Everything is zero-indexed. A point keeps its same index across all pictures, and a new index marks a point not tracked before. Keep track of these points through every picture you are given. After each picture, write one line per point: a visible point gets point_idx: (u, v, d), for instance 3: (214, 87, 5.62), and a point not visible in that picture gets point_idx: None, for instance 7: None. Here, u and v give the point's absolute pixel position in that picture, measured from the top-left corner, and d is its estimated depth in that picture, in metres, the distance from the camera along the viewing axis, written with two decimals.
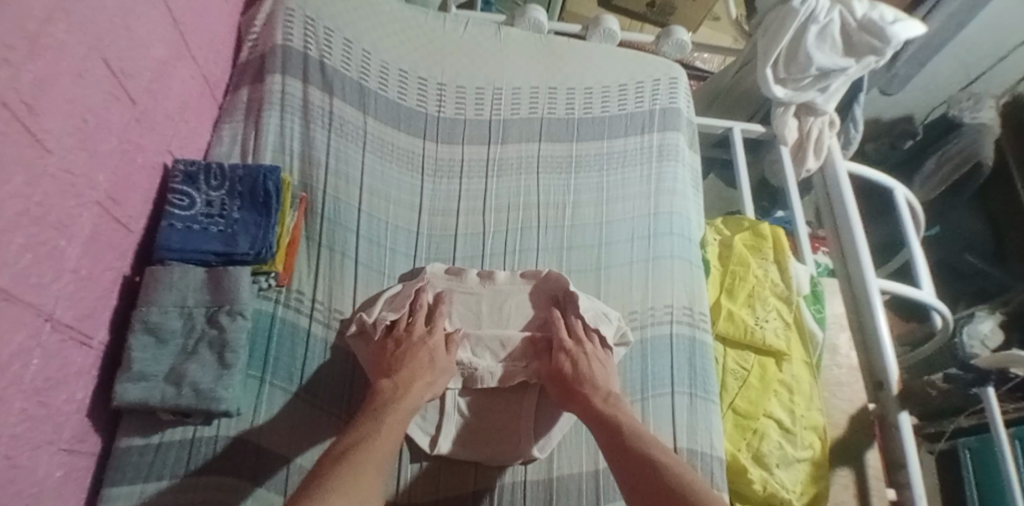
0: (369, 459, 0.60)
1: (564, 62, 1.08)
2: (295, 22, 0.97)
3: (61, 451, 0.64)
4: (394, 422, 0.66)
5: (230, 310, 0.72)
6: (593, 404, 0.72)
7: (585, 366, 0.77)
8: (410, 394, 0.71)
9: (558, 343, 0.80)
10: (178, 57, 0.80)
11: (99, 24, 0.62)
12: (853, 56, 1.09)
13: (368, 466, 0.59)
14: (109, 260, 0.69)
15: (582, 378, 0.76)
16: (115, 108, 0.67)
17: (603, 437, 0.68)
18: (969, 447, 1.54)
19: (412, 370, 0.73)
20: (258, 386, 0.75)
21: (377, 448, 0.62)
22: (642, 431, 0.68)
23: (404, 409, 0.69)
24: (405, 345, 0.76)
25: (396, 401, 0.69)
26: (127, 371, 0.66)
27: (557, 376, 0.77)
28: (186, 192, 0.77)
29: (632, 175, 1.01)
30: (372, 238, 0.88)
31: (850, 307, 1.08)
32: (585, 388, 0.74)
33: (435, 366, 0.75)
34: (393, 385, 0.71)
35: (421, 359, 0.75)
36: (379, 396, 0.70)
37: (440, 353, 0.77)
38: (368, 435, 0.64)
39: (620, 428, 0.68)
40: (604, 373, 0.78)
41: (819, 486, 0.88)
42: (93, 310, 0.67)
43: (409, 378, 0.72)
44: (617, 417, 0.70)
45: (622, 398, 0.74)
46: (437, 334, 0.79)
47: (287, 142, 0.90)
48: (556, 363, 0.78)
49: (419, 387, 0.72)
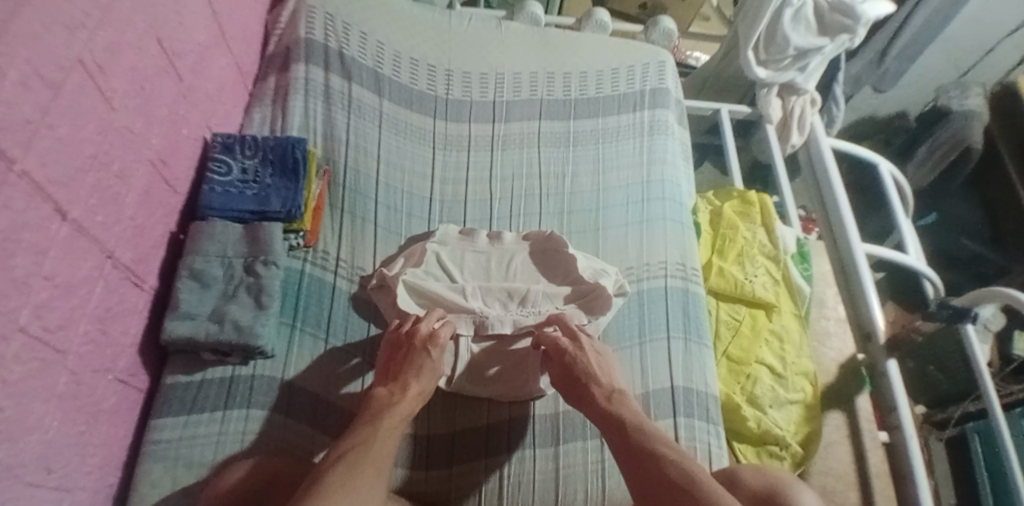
0: (368, 461, 0.62)
1: (561, 51, 1.18)
2: (317, 18, 1.07)
3: (116, 379, 0.72)
4: (391, 426, 0.68)
5: (265, 260, 0.81)
6: (597, 402, 0.73)
7: (586, 363, 0.77)
8: (404, 401, 0.71)
9: (555, 343, 0.80)
10: (217, 44, 0.91)
11: (156, 6, 0.73)
12: (827, 36, 1.19)
13: (367, 466, 0.61)
14: (159, 215, 0.79)
15: (588, 378, 0.76)
16: (166, 81, 0.77)
17: (612, 434, 0.69)
18: (976, 430, 1.48)
19: (409, 377, 0.74)
20: (289, 332, 0.83)
21: (376, 451, 0.64)
22: (646, 425, 0.68)
23: (399, 414, 0.70)
24: (406, 350, 0.77)
25: (391, 406, 0.70)
26: (175, 310, 0.75)
27: (561, 374, 0.78)
28: (224, 160, 0.87)
29: (625, 147, 1.09)
30: (390, 205, 0.97)
31: (837, 268, 1.15)
32: (589, 387, 0.75)
33: (434, 372, 0.76)
34: (390, 392, 0.72)
35: (420, 365, 0.75)
36: (376, 402, 0.71)
37: (439, 359, 0.77)
38: (367, 437, 0.65)
39: (624, 425, 0.69)
40: (605, 367, 0.78)
41: (811, 426, 0.94)
42: (146, 257, 0.76)
43: (405, 383, 0.73)
44: (623, 414, 0.70)
45: (627, 394, 0.74)
46: (438, 341, 0.78)
47: (311, 122, 1.00)
48: (559, 361, 0.78)
49: (413, 395, 0.72)
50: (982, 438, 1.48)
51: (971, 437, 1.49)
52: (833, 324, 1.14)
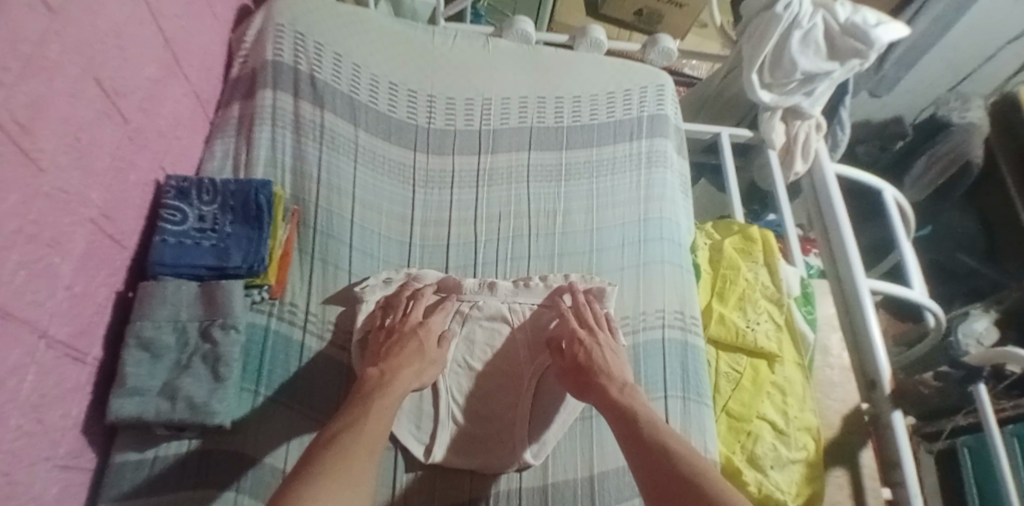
0: (361, 443, 0.60)
1: (553, 73, 1.09)
2: (285, 38, 0.98)
3: (58, 467, 0.64)
4: (383, 406, 0.66)
5: (223, 323, 0.74)
6: (608, 392, 0.72)
7: (599, 356, 0.76)
8: (399, 380, 0.70)
9: (571, 334, 0.80)
10: (171, 74, 0.82)
11: (91, 44, 0.64)
12: (837, 60, 1.11)
13: (358, 448, 0.59)
14: (104, 276, 0.71)
15: (599, 369, 0.75)
16: (108, 126, 0.68)
17: (620, 427, 0.67)
18: (966, 445, 1.42)
19: (400, 360, 0.73)
20: (252, 399, 0.75)
21: (367, 434, 0.61)
22: (660, 422, 0.67)
23: (392, 394, 0.68)
24: (398, 336, 0.77)
25: (383, 388, 0.69)
26: (121, 387, 0.67)
27: (572, 367, 0.77)
28: (179, 208, 0.78)
29: (622, 182, 1.02)
30: (365, 250, 0.89)
31: (841, 311, 1.08)
32: (602, 379, 0.74)
33: (423, 355, 0.75)
34: (380, 374, 0.71)
35: (411, 350, 0.75)
36: (365, 385, 0.70)
37: (431, 344, 0.77)
38: (356, 421, 0.63)
39: (637, 418, 0.67)
40: (618, 362, 0.77)
41: (813, 487, 0.89)
42: (87, 327, 0.68)
43: (396, 366, 0.72)
44: (634, 407, 0.69)
45: (639, 390, 0.73)
46: (428, 327, 0.79)
47: (279, 156, 0.91)
48: (571, 353, 0.78)
49: (405, 375, 0.71)
50: (972, 454, 1.41)
51: (961, 451, 1.43)
52: (837, 373, 1.08)
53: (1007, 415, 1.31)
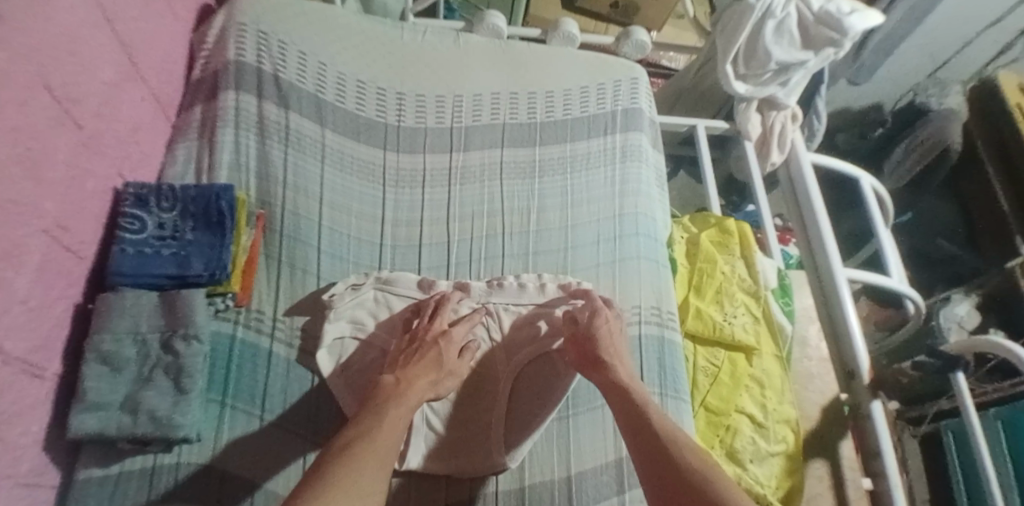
0: (370, 453, 0.58)
1: (526, 68, 1.08)
2: (248, 37, 0.95)
3: (19, 486, 0.62)
4: (397, 415, 0.64)
5: (185, 334, 0.72)
6: (617, 378, 0.72)
7: (608, 336, 0.77)
8: (412, 392, 0.69)
9: (594, 310, 0.80)
10: (128, 77, 0.79)
11: (41, 50, 0.61)
12: (811, 49, 1.10)
13: (368, 457, 0.57)
14: (61, 289, 0.69)
15: (608, 352, 0.75)
16: (62, 134, 0.66)
17: (625, 416, 0.67)
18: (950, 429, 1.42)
19: (420, 369, 0.72)
20: (219, 410, 0.73)
21: (379, 442, 0.60)
22: (665, 416, 0.66)
23: (406, 405, 0.67)
24: (419, 345, 0.75)
25: (398, 396, 0.67)
26: (81, 402, 0.65)
27: (579, 342, 0.77)
28: (138, 216, 0.76)
29: (596, 178, 1.01)
30: (335, 254, 0.87)
31: (818, 300, 1.08)
32: (610, 364, 0.74)
33: (441, 367, 0.73)
34: (394, 382, 0.69)
35: (429, 358, 0.73)
36: (380, 392, 0.68)
37: (449, 355, 0.75)
38: (370, 429, 0.61)
39: (644, 410, 0.67)
40: (619, 349, 0.77)
41: (793, 479, 0.89)
42: (45, 341, 0.66)
43: (415, 376, 0.71)
44: (640, 398, 0.69)
45: (644, 384, 0.73)
46: (450, 338, 0.76)
47: (243, 159, 0.89)
48: (589, 322, 0.78)
49: (422, 386, 0.70)
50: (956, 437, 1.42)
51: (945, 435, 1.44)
52: (816, 365, 1.08)
53: (988, 400, 1.29)
